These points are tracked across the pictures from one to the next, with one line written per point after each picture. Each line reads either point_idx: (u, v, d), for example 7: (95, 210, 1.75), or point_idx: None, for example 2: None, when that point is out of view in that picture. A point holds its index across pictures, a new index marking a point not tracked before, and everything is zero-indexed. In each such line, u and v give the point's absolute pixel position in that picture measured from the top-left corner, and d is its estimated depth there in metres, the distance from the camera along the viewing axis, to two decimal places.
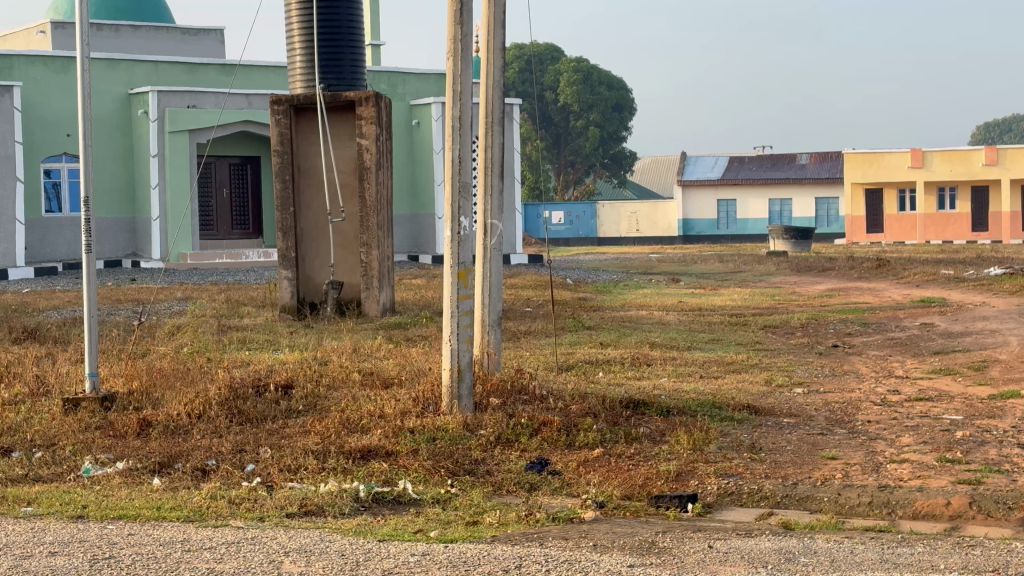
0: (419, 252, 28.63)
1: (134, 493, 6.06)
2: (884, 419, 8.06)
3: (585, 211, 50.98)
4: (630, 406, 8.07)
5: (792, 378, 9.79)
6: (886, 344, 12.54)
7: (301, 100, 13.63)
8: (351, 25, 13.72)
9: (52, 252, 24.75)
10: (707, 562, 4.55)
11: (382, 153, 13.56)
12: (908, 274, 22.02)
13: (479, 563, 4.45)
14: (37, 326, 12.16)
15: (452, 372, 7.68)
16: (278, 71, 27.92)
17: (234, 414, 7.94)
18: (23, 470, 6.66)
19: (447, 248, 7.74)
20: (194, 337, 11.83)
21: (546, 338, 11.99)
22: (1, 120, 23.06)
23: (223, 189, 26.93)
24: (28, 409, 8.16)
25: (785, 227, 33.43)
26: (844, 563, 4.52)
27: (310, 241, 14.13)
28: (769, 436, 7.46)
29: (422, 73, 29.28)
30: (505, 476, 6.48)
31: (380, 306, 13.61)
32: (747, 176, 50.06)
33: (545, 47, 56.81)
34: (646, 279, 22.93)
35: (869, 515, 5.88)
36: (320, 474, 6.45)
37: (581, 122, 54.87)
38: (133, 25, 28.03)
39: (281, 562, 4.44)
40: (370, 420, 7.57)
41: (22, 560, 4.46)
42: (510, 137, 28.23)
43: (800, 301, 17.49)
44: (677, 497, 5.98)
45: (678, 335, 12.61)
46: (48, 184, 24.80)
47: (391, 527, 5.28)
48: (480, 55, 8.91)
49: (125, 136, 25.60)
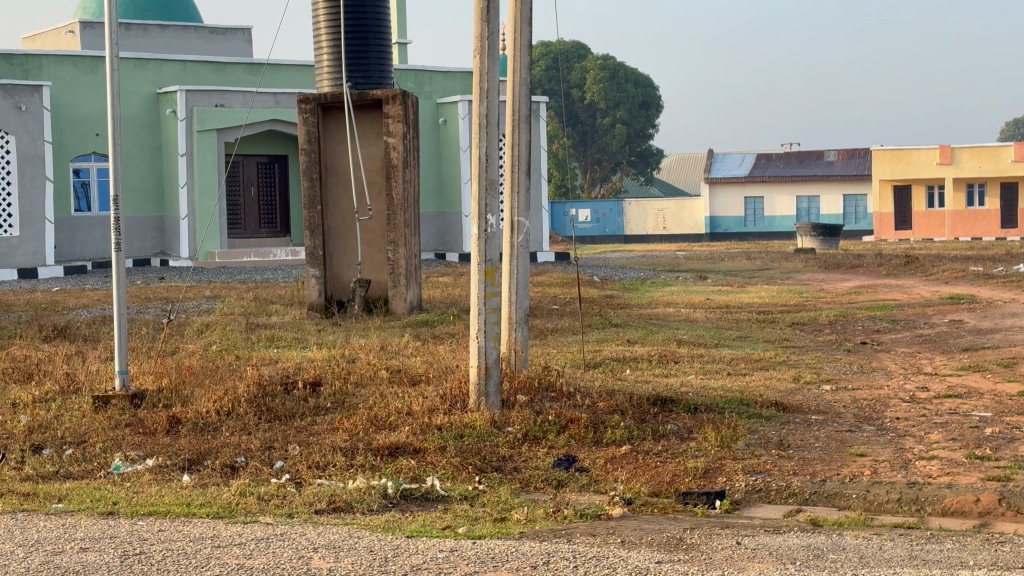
0: (446, 250, 28.66)
1: (164, 489, 6.09)
2: (913, 416, 8.03)
3: (612, 208, 50.88)
4: (658, 403, 8.08)
5: (820, 374, 9.78)
6: (915, 341, 12.48)
7: (329, 99, 13.68)
8: (378, 24, 13.79)
9: (81, 251, 24.91)
10: (737, 559, 4.54)
11: (410, 151, 13.57)
12: (937, 271, 21.96)
13: (508, 559, 4.47)
14: (67, 325, 12.19)
15: (479, 369, 7.70)
16: (305, 71, 28.00)
17: (263, 411, 7.97)
18: (53, 467, 6.70)
19: (473, 246, 7.74)
20: (223, 335, 11.87)
21: (573, 336, 12.00)
22: (31, 121, 23.19)
23: (251, 188, 27.03)
24: (58, 407, 8.21)
25: (813, 225, 33.41)
26: (873, 559, 4.52)
27: (337, 240, 14.19)
28: (797, 432, 7.45)
29: (449, 71, 29.33)
30: (531, 473, 6.47)
31: (407, 304, 13.60)
32: (774, 173, 49.97)
33: (571, 44, 56.78)
34: (673, 276, 22.80)
35: (898, 511, 5.87)
36: (348, 472, 6.46)
37: (607, 119, 54.75)
38: (161, 25, 28.15)
39: (310, 558, 4.46)
40: (398, 418, 7.60)
41: (52, 555, 4.49)
42: (537, 134, 28.24)
43: (828, 299, 17.42)
44: (706, 493, 5.96)
45: (706, 332, 12.60)
46: (78, 184, 24.95)
47: (419, 523, 5.30)
48: (507, 52, 8.89)
49: (153, 135, 25.72)
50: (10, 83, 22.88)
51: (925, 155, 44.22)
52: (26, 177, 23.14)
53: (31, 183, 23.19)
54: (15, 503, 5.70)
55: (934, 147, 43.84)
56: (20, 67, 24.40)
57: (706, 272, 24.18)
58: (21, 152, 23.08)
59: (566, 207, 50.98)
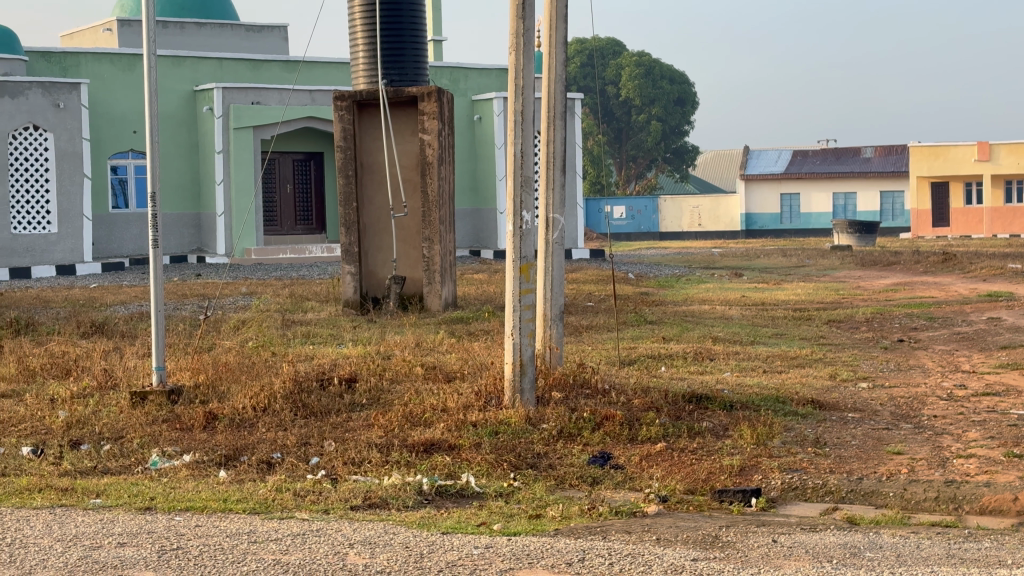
0: (480, 247, 28.63)
1: (201, 485, 6.13)
2: (951, 415, 7.96)
3: (647, 205, 50.27)
4: (693, 400, 8.06)
5: (856, 373, 9.67)
6: (953, 339, 12.40)
7: (364, 96, 13.70)
8: (413, 22, 13.86)
9: (119, 247, 25.05)
10: (772, 557, 4.52)
11: (445, 148, 13.56)
12: (975, 269, 21.73)
13: (544, 556, 4.46)
14: (105, 321, 12.26)
15: (514, 366, 7.70)
16: (341, 68, 28.08)
17: (299, 407, 8.01)
18: (92, 462, 6.75)
19: (509, 242, 7.74)
20: (258, 331, 11.92)
21: (608, 333, 11.93)
22: (69, 118, 23.34)
23: (286, 185, 27.12)
24: (97, 402, 8.28)
25: (849, 222, 33.28)
26: (910, 558, 4.49)
27: (372, 236, 14.24)
28: (833, 431, 7.41)
29: (483, 68, 29.37)
30: (567, 470, 6.47)
31: (441, 302, 13.62)
32: (811, 170, 49.81)
33: (607, 42, 56.76)
34: (709, 274, 22.64)
35: (935, 511, 5.82)
36: (383, 468, 6.49)
37: (643, 116, 54.64)
38: (198, 23, 28.31)
39: (346, 554, 4.47)
40: (433, 414, 7.62)
41: (91, 550, 4.52)
42: (573, 131, 28.21)
43: (865, 296, 17.30)
44: (741, 491, 5.94)
45: (740, 330, 12.49)
46: (115, 180, 25.12)
47: (455, 519, 5.32)
48: (543, 51, 8.86)
49: (190, 132, 25.84)
50: (49, 81, 23.07)
51: (963, 150, 43.77)
52: (65, 175, 23.28)
53: (69, 180, 23.32)
54: (54, 497, 5.74)
55: (972, 144, 43.42)
56: (58, 66, 24.65)
57: (742, 270, 24.11)
58: (60, 150, 23.23)
59: (601, 204, 50.88)
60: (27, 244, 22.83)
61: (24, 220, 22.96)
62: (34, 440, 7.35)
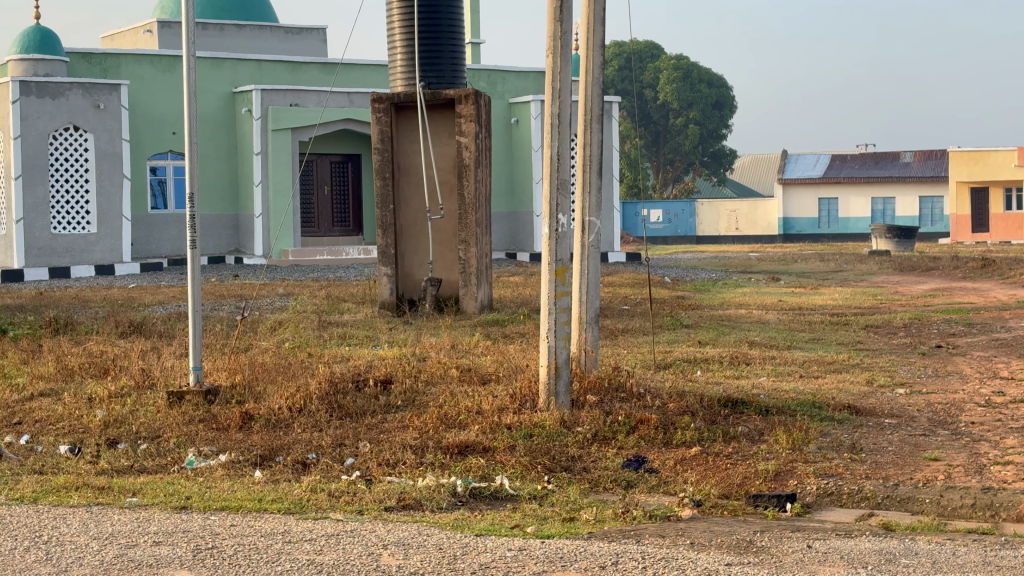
0: (516, 249, 28.70)
1: (236, 484, 6.17)
2: (989, 420, 7.95)
3: (684, 208, 51.28)
4: (729, 405, 8.03)
5: (894, 378, 9.68)
6: (991, 345, 12.35)
7: (402, 98, 13.74)
8: (452, 24, 13.84)
9: (157, 248, 25.24)
10: (807, 562, 4.52)
11: (482, 151, 13.58)
12: (1015, 274, 21.63)
13: (578, 559, 4.47)
14: (143, 321, 12.32)
15: (549, 369, 7.69)
16: (379, 70, 28.13)
17: (334, 409, 8.02)
18: (129, 461, 6.80)
19: (544, 245, 7.74)
20: (295, 332, 11.97)
21: (644, 337, 11.93)
22: (109, 118, 23.53)
23: (324, 187, 27.26)
24: (134, 401, 8.34)
25: (888, 227, 33.02)
26: (946, 564, 4.49)
27: (409, 239, 14.29)
28: (870, 436, 7.38)
29: (521, 71, 29.37)
30: (600, 473, 6.46)
31: (477, 303, 13.62)
32: (849, 175, 49.42)
33: (644, 45, 56.97)
34: (748, 279, 22.58)
35: (972, 517, 5.81)
36: (417, 470, 6.49)
37: (680, 119, 54.68)
38: (237, 25, 28.45)
39: (379, 555, 4.48)
40: (468, 416, 7.63)
41: (127, 548, 4.55)
42: (611, 134, 28.19)
43: (903, 300, 17.32)
44: (776, 497, 5.92)
45: (778, 334, 12.43)
46: (154, 181, 25.33)
47: (488, 522, 5.29)
48: (580, 54, 8.77)
49: (229, 134, 25.99)
50: (90, 82, 23.25)
51: (1003, 156, 43.81)
52: (104, 174, 23.46)
53: (109, 180, 23.50)
54: (90, 497, 5.76)
55: (1012, 149, 43.33)
56: (98, 67, 24.76)
57: (780, 274, 24.08)
58: (100, 150, 23.40)
59: (637, 207, 51.03)
60: (67, 244, 23.01)
61: (63, 219, 23.11)
62: (71, 439, 7.42)
